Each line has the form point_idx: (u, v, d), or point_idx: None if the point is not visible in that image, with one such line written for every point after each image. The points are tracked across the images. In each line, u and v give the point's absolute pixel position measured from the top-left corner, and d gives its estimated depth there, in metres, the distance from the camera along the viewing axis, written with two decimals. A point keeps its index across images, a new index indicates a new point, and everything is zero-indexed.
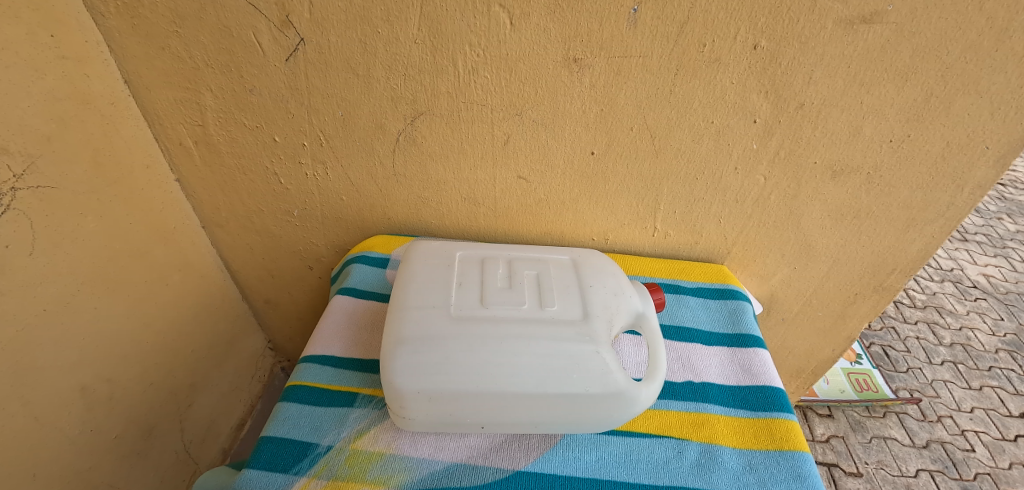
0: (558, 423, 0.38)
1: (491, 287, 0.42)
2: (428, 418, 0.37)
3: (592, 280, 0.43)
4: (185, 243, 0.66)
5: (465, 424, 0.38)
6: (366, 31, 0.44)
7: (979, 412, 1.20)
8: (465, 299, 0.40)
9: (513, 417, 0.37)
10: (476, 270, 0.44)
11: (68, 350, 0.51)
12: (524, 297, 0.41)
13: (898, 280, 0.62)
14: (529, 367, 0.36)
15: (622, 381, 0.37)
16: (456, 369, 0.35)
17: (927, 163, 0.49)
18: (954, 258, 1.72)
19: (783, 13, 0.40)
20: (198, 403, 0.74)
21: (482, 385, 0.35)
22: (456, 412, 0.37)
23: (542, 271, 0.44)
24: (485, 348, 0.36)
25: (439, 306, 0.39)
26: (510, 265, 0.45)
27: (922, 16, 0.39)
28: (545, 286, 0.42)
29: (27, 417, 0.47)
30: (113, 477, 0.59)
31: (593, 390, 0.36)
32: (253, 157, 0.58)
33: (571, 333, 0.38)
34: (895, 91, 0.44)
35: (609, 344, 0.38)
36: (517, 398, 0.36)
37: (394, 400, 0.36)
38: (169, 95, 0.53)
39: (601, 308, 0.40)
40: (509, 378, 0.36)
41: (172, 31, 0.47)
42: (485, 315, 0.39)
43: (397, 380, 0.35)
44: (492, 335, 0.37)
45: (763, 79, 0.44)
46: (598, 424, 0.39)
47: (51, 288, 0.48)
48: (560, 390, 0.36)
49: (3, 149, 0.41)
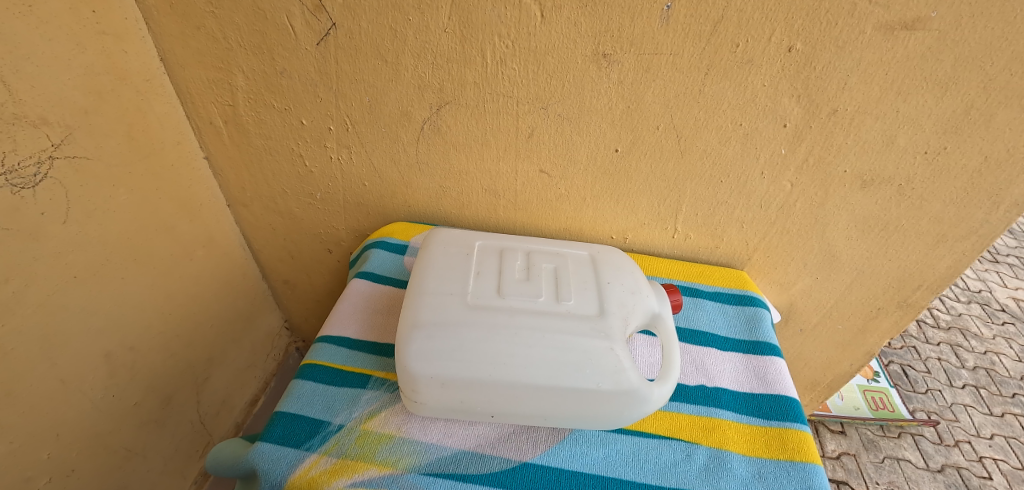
0: (567, 417, 0.38)
1: (508, 278, 0.42)
2: (439, 403, 0.38)
3: (610, 277, 0.43)
4: (211, 220, 0.67)
5: (475, 413, 0.38)
6: (397, 18, 0.45)
7: (999, 440, 1.16)
8: (481, 288, 0.40)
9: (524, 408, 0.38)
10: (495, 261, 0.44)
11: (95, 315, 0.52)
12: (540, 290, 0.41)
13: (923, 296, 0.60)
14: (542, 360, 0.36)
15: (634, 379, 0.37)
16: (467, 356, 0.36)
17: (963, 177, 0.47)
18: (980, 280, 1.66)
19: (821, 15, 0.39)
20: (215, 377, 0.76)
21: (494, 375, 0.36)
22: (466, 400, 0.37)
23: (560, 265, 0.44)
24: (499, 337, 0.36)
25: (456, 294, 0.39)
26: (528, 258, 0.45)
27: (968, 24, 0.38)
28: (563, 280, 0.42)
29: (53, 379, 0.49)
30: (130, 442, 0.61)
31: (605, 387, 0.36)
32: (280, 139, 0.59)
33: (585, 327, 0.38)
34: (933, 101, 0.43)
35: (624, 341, 0.38)
36: (528, 389, 0.36)
37: (407, 384, 0.37)
38: (203, 75, 0.54)
39: (617, 305, 0.40)
40: (522, 369, 0.36)
41: (208, 12, 0.48)
42: (501, 305, 0.39)
43: (411, 363, 0.36)
44: (507, 326, 0.37)
45: (795, 83, 0.43)
46: (607, 422, 0.39)
47: (82, 257, 0.49)
48: (572, 384, 0.36)
49: (43, 119, 0.43)
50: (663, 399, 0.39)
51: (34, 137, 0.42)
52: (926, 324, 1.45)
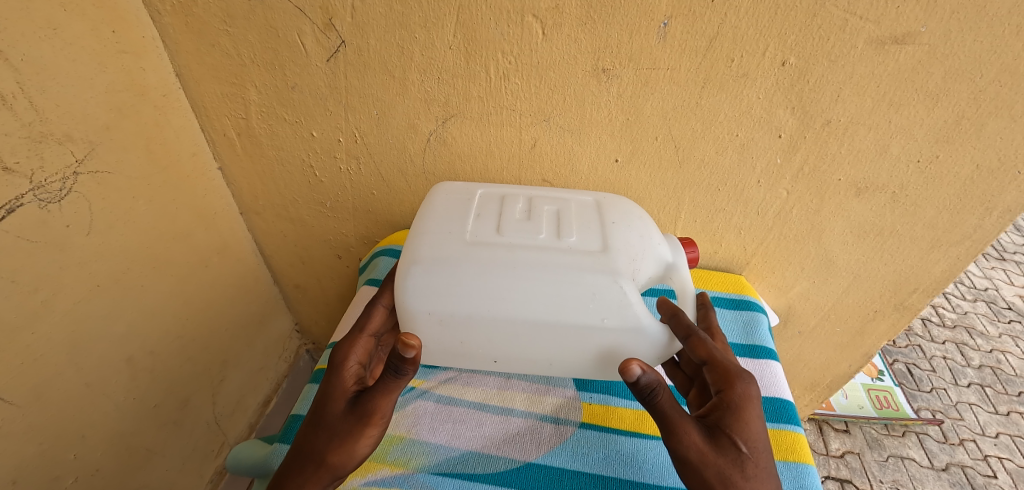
0: (568, 354, 0.41)
1: (508, 218, 0.44)
2: (439, 340, 0.41)
3: (614, 218, 0.44)
4: (225, 227, 0.70)
5: (477, 353, 0.42)
6: (404, 36, 0.47)
7: (1005, 438, 1.17)
8: (481, 228, 0.42)
9: (525, 343, 0.41)
10: (496, 204, 0.46)
11: (117, 322, 0.55)
12: (540, 228, 0.43)
13: (919, 299, 0.61)
14: (542, 295, 0.38)
15: (636, 315, 0.40)
16: (466, 294, 0.38)
17: (956, 184, 0.49)
18: (985, 279, 1.65)
19: (813, 31, 0.40)
20: (230, 379, 0.78)
21: (492, 311, 0.39)
22: (463, 340, 0.41)
23: (562, 207, 0.46)
24: (498, 272, 0.39)
25: (456, 233, 0.42)
26: (529, 201, 0.47)
27: (957, 38, 0.39)
28: (563, 220, 0.44)
29: (80, 383, 0.51)
30: (151, 443, 0.63)
31: (605, 320, 0.39)
32: (291, 150, 0.61)
33: (589, 263, 0.39)
34: (925, 111, 0.44)
35: (629, 278, 0.39)
36: (527, 321, 0.39)
37: (406, 320, 0.40)
38: (217, 89, 0.56)
39: (621, 244, 0.42)
40: (519, 301, 0.38)
41: (223, 30, 0.50)
42: (499, 242, 0.41)
43: (409, 296, 0.39)
44: (505, 259, 0.39)
45: (790, 95, 0.44)
46: (609, 360, 0.42)
47: (105, 266, 0.52)
48: (571, 317, 0.39)
49: (67, 136, 0.45)
50: (674, 343, 0.42)
51: (59, 154, 0.44)
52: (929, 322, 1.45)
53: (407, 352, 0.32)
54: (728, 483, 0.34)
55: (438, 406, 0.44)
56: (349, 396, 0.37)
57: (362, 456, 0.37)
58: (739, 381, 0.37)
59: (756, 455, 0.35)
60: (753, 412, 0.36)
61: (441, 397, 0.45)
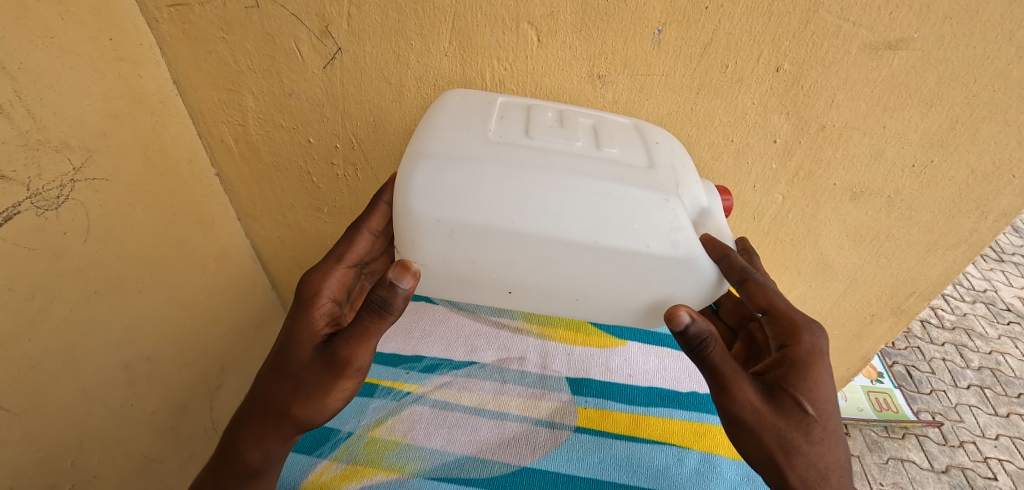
0: (591, 279, 0.39)
1: (538, 124, 0.41)
2: (443, 253, 0.38)
3: (658, 140, 0.42)
4: (222, 233, 0.70)
5: (485, 275, 0.39)
6: (400, 43, 0.47)
7: (1005, 440, 1.17)
8: (507, 130, 0.39)
9: (543, 264, 0.38)
10: (522, 112, 0.43)
11: (115, 328, 0.55)
12: (577, 137, 0.40)
13: (916, 303, 0.62)
14: (575, 203, 0.35)
15: (687, 242, 0.37)
16: (488, 198, 0.36)
17: (951, 188, 0.49)
18: (985, 278, 1.65)
19: (807, 37, 0.40)
20: (227, 384, 0.78)
21: (515, 222, 0.36)
22: (476, 260, 0.38)
23: (598, 122, 0.43)
24: (528, 178, 0.36)
25: (481, 131, 0.39)
26: (560, 112, 0.44)
27: (950, 44, 0.39)
28: (601, 132, 0.41)
29: (76, 389, 0.51)
30: (148, 449, 0.63)
31: (645, 244, 0.36)
32: (289, 156, 0.61)
33: (632, 175, 0.37)
34: (919, 116, 0.44)
35: (677, 196, 0.37)
36: (552, 239, 0.36)
37: (407, 224, 0.37)
38: (214, 96, 0.57)
39: (665, 160, 0.39)
40: (550, 213, 0.36)
41: (220, 37, 0.51)
42: (529, 144, 0.38)
43: (419, 195, 0.36)
44: (539, 163, 0.36)
45: (785, 101, 0.45)
46: (635, 288, 0.39)
47: (102, 273, 0.52)
48: (608, 234, 0.36)
49: (65, 144, 0.45)
50: (720, 283, 0.40)
51: (56, 162, 0.45)
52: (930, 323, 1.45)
53: (400, 284, 0.31)
54: (786, 445, 0.32)
55: (434, 411, 0.44)
56: (318, 340, 0.36)
57: (332, 411, 0.36)
58: (805, 333, 0.34)
59: (824, 416, 0.33)
60: (822, 370, 0.33)
61: (437, 401, 0.45)
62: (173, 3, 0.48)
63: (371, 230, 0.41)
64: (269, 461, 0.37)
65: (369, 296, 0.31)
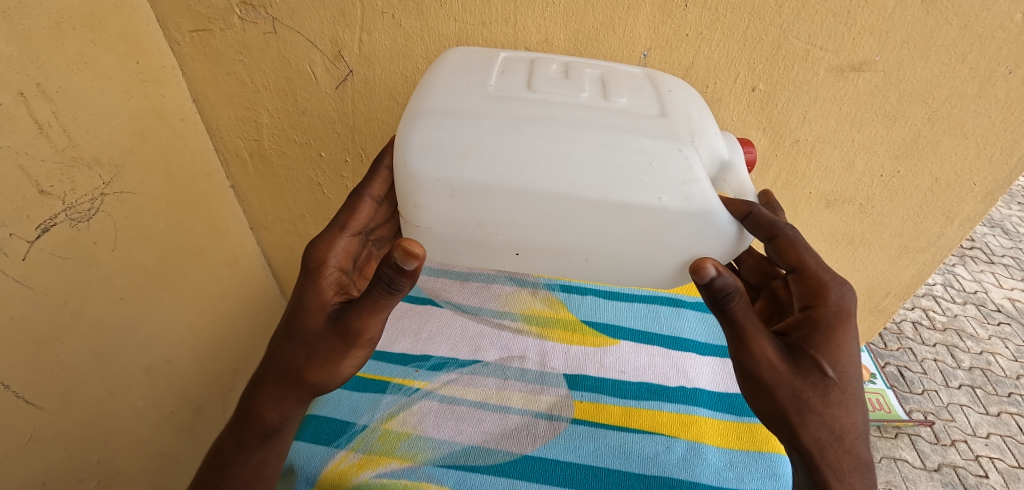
0: (603, 241, 0.36)
1: (543, 77, 0.39)
2: (448, 218, 0.36)
3: (671, 88, 0.39)
4: (235, 241, 0.74)
5: (497, 241, 0.38)
6: (407, 67, 0.51)
7: (996, 438, 1.14)
8: (509, 84, 0.38)
9: (552, 225, 0.36)
10: (525, 66, 0.41)
11: (138, 332, 0.58)
12: (583, 88, 0.38)
13: (892, 303, 0.66)
14: (584, 157, 0.33)
15: (702, 195, 0.34)
16: (491, 154, 0.34)
17: (918, 196, 0.53)
18: (984, 271, 1.63)
19: (779, 60, 0.44)
20: (239, 386, 0.81)
21: (520, 177, 0.33)
22: (481, 220, 0.36)
23: (607, 72, 0.41)
24: (531, 131, 0.34)
25: (482, 86, 0.37)
26: (566, 65, 0.42)
27: (909, 65, 0.43)
28: (610, 83, 0.39)
29: (103, 390, 0.54)
30: (167, 448, 0.66)
31: (656, 196, 0.33)
32: (301, 169, 0.65)
33: (646, 126, 0.35)
34: (885, 130, 0.48)
35: (693, 145, 0.35)
36: (559, 196, 0.34)
37: (408, 188, 0.35)
38: (231, 114, 0.61)
39: (680, 108, 0.37)
40: (557, 167, 0.33)
41: (238, 60, 0.55)
42: (532, 98, 0.36)
43: (416, 154, 0.34)
44: (544, 116, 0.35)
45: (760, 117, 0.49)
46: (650, 252, 0.37)
47: (126, 280, 0.55)
48: (619, 189, 0.33)
49: (96, 161, 0.49)
50: (743, 238, 0.37)
51: (88, 177, 0.48)
52: (929, 312, 1.42)
53: (409, 264, 0.30)
54: (801, 404, 0.31)
55: (442, 405, 0.48)
56: (329, 310, 0.36)
57: (345, 377, 0.37)
58: (833, 293, 0.31)
59: (844, 380, 0.31)
60: (847, 333, 0.31)
61: (444, 397, 0.48)
62: (195, 29, 0.52)
63: (374, 196, 0.41)
64: (287, 422, 0.37)
65: (378, 273, 0.31)
